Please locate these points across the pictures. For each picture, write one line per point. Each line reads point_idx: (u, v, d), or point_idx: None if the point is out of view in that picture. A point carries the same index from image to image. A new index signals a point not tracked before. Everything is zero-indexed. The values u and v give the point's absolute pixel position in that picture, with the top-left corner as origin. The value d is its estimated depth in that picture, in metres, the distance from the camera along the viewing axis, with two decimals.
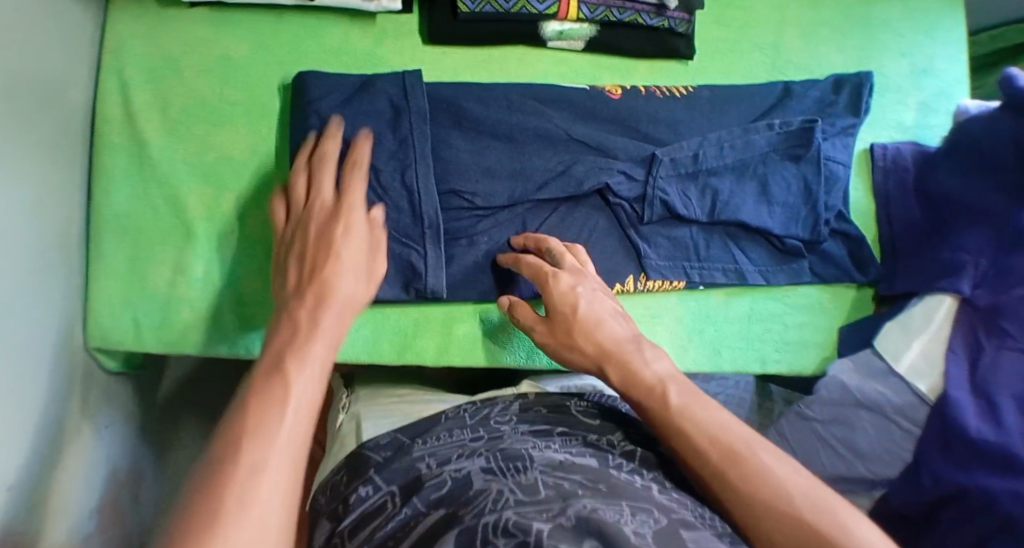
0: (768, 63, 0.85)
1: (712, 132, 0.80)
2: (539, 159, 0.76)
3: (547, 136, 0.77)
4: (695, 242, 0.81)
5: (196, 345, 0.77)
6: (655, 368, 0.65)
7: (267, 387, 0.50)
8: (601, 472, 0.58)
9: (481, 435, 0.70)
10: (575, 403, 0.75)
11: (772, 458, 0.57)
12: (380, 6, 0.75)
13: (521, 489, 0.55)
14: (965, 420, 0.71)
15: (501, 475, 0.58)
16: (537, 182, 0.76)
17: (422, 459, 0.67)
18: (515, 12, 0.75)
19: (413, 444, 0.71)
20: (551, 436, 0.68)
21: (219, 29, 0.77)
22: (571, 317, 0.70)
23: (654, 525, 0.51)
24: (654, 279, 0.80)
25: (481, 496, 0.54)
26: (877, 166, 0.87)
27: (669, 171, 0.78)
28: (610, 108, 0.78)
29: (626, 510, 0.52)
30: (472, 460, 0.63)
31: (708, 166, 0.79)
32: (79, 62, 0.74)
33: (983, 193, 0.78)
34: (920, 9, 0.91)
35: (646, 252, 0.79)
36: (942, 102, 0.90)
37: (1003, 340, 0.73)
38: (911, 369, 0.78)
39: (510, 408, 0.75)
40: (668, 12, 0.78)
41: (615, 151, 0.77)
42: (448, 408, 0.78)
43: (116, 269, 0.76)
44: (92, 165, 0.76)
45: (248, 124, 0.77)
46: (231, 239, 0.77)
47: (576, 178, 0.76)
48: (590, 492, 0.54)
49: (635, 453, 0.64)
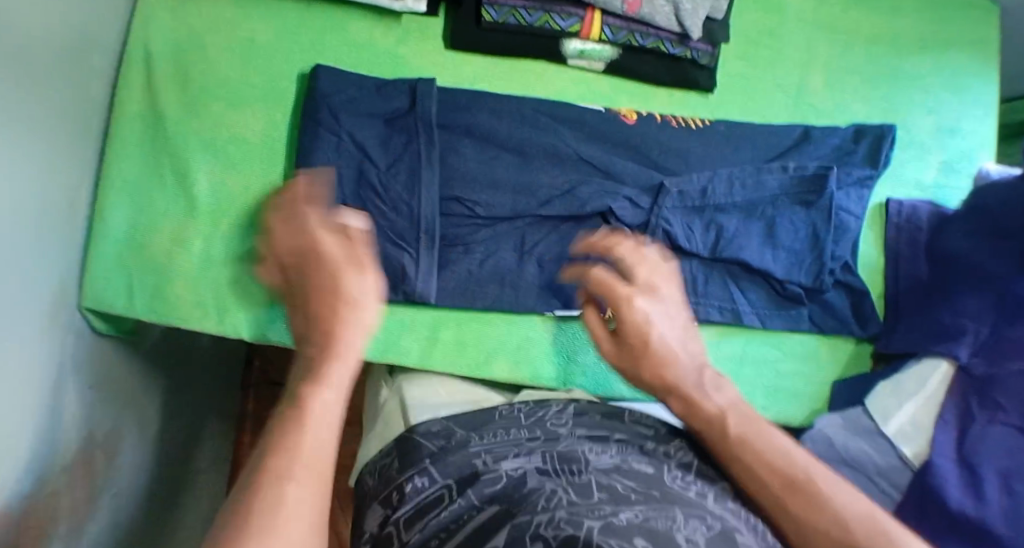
0: (793, 105, 0.84)
1: (725, 169, 0.79)
2: (544, 176, 0.77)
3: (556, 154, 0.77)
4: (694, 275, 0.79)
5: (186, 316, 0.77)
6: (721, 398, 0.63)
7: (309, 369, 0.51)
8: (654, 480, 0.59)
9: (539, 436, 0.70)
10: (629, 412, 0.75)
11: (840, 484, 0.56)
12: (405, 6, 0.75)
13: (573, 490, 0.56)
14: (948, 491, 0.69)
15: (555, 476, 0.60)
16: (540, 198, 0.76)
17: (479, 455, 0.67)
18: (539, 26, 0.74)
19: (469, 438, 0.71)
20: (607, 442, 0.69)
21: (246, 12, 0.78)
22: (645, 345, 0.64)
23: (707, 531, 0.52)
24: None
25: (535, 495, 0.56)
26: (890, 220, 0.86)
27: (676, 202, 0.77)
28: (625, 134, 0.78)
29: (678, 516, 0.53)
30: (530, 461, 0.65)
31: (716, 202, 0.78)
32: (108, 30, 0.75)
33: (993, 259, 0.77)
34: (952, 67, 0.89)
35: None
36: (965, 164, 0.88)
37: (995, 413, 0.72)
38: (898, 431, 0.76)
39: (565, 410, 0.74)
40: (691, 43, 0.77)
41: (624, 175, 0.78)
42: (501, 405, 0.78)
43: (118, 235, 0.77)
44: (108, 129, 0.77)
45: (264, 108, 0.77)
46: (233, 220, 0.78)
47: (577, 199, 0.76)
48: (642, 497, 0.55)
49: (692, 464, 0.65)
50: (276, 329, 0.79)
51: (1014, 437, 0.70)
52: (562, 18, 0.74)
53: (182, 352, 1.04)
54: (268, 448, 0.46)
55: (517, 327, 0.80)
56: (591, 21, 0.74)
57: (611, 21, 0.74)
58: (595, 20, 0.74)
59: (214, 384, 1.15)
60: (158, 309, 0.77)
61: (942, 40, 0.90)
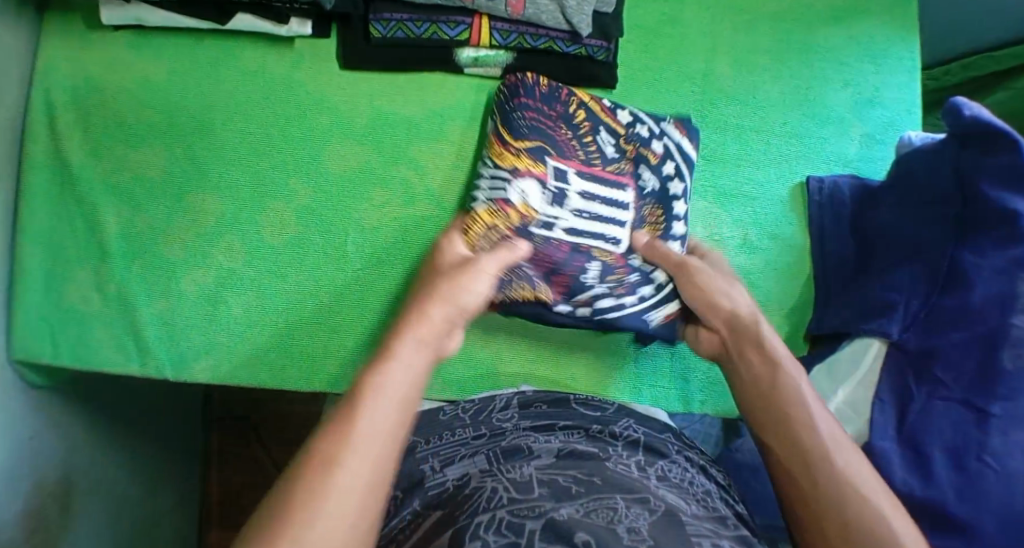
0: (698, 94, 0.85)
1: (642, 175, 0.80)
2: (498, 137, 0.75)
3: (504, 118, 0.76)
4: (600, 264, 0.76)
5: (110, 362, 0.76)
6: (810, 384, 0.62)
7: (418, 305, 0.57)
8: (594, 465, 0.58)
9: (484, 433, 0.68)
10: (573, 395, 0.73)
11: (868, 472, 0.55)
12: (291, 30, 0.78)
13: (515, 489, 0.54)
14: (891, 470, 0.66)
15: (497, 473, 0.58)
16: (494, 148, 0.75)
17: (427, 462, 0.65)
18: (427, 37, 0.78)
19: (417, 444, 0.68)
20: (553, 430, 0.67)
21: (141, 52, 0.79)
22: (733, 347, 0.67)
23: (648, 517, 0.51)
24: (550, 288, 0.74)
25: (476, 496, 0.55)
26: (813, 199, 0.84)
27: (594, 193, 0.77)
28: (597, 125, 0.78)
29: (620, 503, 0.52)
30: (474, 460, 0.63)
31: (642, 198, 0.79)
32: (10, 84, 0.75)
33: (920, 227, 0.75)
34: (867, 37, 0.88)
35: (553, 256, 0.74)
36: (889, 134, 0.87)
37: (935, 387, 0.69)
38: (837, 414, 0.73)
39: (511, 404, 0.72)
40: (584, 40, 0.79)
41: (597, 159, 0.78)
42: (443, 406, 0.75)
43: (36, 285, 0.76)
44: (18, 180, 0.76)
45: (166, 145, 0.78)
46: (144, 260, 0.77)
47: (528, 157, 0.75)
48: (583, 489, 0.54)
49: (639, 442, 0.65)
50: (200, 364, 0.76)
51: (955, 411, 0.66)
52: (449, 27, 0.77)
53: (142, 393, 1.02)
54: (306, 469, 0.46)
55: None
56: (478, 27, 0.77)
57: (500, 25, 0.78)
58: (483, 27, 0.77)
59: (185, 427, 1.13)
60: (81, 357, 0.76)
61: (854, 10, 0.88)
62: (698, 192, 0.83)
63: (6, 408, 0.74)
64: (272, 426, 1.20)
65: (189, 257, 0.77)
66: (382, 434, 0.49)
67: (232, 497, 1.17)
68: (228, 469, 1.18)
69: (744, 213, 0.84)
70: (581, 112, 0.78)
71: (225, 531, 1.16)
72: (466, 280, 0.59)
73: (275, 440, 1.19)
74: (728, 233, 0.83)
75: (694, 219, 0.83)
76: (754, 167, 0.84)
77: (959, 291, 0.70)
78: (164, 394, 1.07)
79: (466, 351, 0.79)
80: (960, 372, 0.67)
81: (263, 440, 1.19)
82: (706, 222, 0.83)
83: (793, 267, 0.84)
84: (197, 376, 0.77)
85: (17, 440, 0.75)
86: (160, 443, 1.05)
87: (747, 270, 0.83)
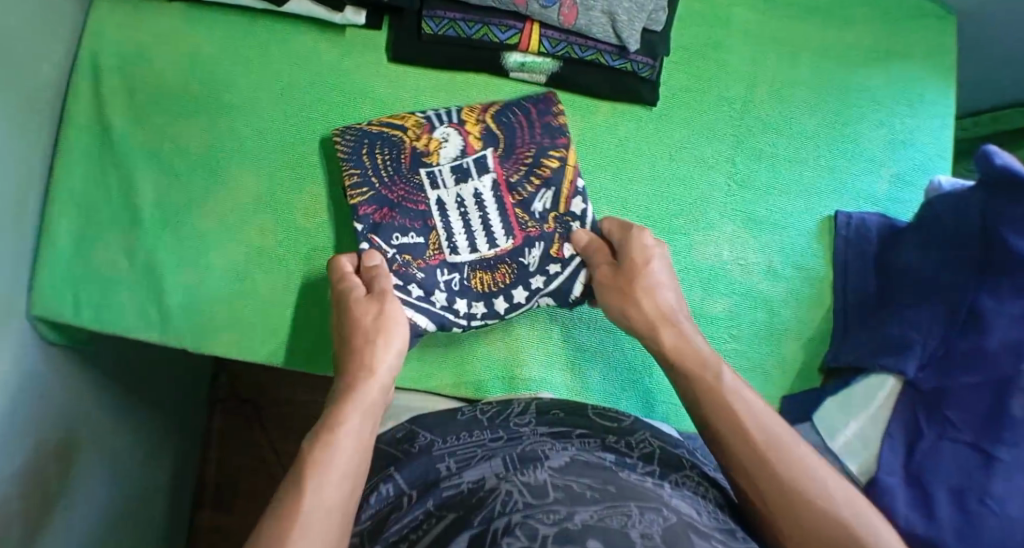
0: (735, 119, 0.86)
1: (531, 248, 0.77)
2: (482, 106, 0.80)
3: (501, 105, 0.81)
4: (417, 237, 0.76)
5: (128, 327, 0.76)
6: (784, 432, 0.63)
7: (348, 384, 0.65)
8: (608, 474, 0.59)
9: (501, 436, 0.69)
10: (591, 406, 0.74)
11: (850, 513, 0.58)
12: (344, 18, 0.79)
13: (529, 492, 0.55)
14: (894, 505, 0.67)
15: (512, 475, 0.59)
16: (469, 105, 0.81)
17: (443, 460, 0.66)
18: (478, 38, 0.79)
19: (433, 441, 0.69)
20: (569, 438, 0.67)
21: (191, 24, 0.80)
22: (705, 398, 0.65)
23: (662, 524, 0.52)
24: (373, 206, 0.76)
25: (491, 500, 0.55)
26: (839, 233, 0.85)
27: (486, 198, 0.77)
28: (547, 179, 0.78)
29: (634, 511, 0.53)
30: (489, 461, 0.63)
31: (512, 256, 0.77)
32: (59, 43, 0.76)
33: (943, 270, 0.75)
34: (906, 80, 0.89)
35: (412, 201, 0.76)
36: (919, 176, 0.88)
37: (944, 429, 0.69)
38: (845, 446, 0.74)
39: (528, 409, 0.73)
40: (630, 56, 0.80)
41: (520, 195, 0.78)
42: (460, 407, 0.75)
43: (63, 244, 0.77)
44: (56, 139, 0.77)
45: (207, 118, 0.78)
46: (174, 230, 0.77)
47: (480, 134, 0.79)
48: (597, 495, 0.55)
49: (654, 455, 0.66)
50: (220, 338, 0.77)
51: (962, 453, 0.67)
52: (500, 29, 0.78)
53: (152, 362, 1.02)
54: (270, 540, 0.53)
55: (458, 339, 0.80)
56: (529, 32, 0.78)
57: (550, 34, 0.79)
58: (533, 33, 0.78)
59: (189, 401, 1.13)
60: (101, 320, 0.76)
61: (894, 51, 0.89)
62: (728, 216, 0.84)
63: (23, 363, 0.75)
64: (274, 410, 1.20)
65: (219, 231, 0.78)
66: (336, 490, 0.57)
67: (228, 477, 1.17)
68: (227, 449, 1.19)
69: (770, 241, 0.85)
70: (551, 158, 0.79)
71: (215, 509, 1.16)
72: (387, 342, 0.68)
73: (276, 423, 1.19)
74: (754, 259, 0.84)
75: (722, 241, 0.84)
76: (784, 196, 0.85)
77: (975, 336, 0.70)
78: (171, 365, 1.08)
79: (483, 351, 0.80)
80: (969, 414, 0.68)
81: (264, 423, 1.19)
82: (734, 246, 0.84)
83: (814, 298, 0.85)
84: (216, 350, 0.77)
85: (28, 395, 0.75)
86: (163, 414, 1.06)
87: (768, 298, 0.84)
